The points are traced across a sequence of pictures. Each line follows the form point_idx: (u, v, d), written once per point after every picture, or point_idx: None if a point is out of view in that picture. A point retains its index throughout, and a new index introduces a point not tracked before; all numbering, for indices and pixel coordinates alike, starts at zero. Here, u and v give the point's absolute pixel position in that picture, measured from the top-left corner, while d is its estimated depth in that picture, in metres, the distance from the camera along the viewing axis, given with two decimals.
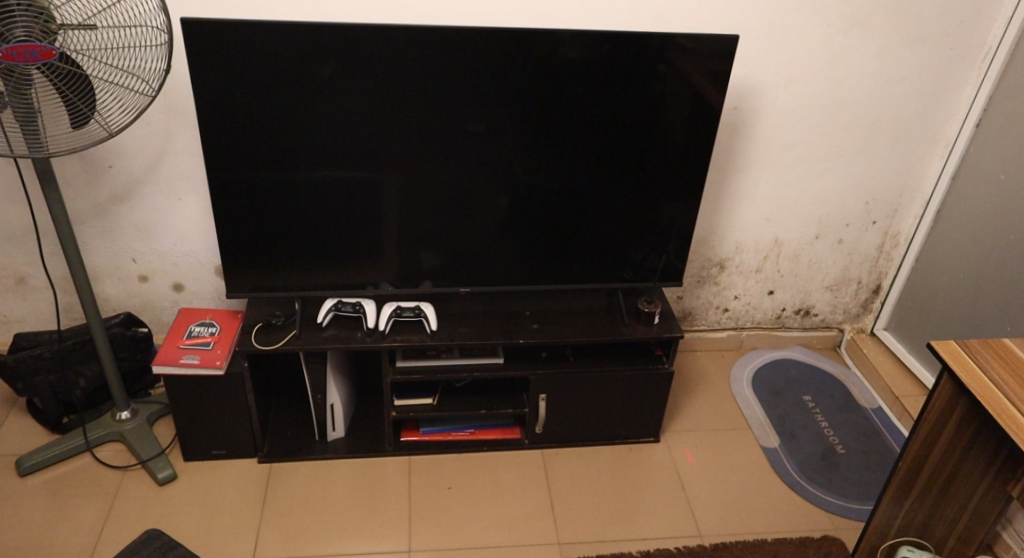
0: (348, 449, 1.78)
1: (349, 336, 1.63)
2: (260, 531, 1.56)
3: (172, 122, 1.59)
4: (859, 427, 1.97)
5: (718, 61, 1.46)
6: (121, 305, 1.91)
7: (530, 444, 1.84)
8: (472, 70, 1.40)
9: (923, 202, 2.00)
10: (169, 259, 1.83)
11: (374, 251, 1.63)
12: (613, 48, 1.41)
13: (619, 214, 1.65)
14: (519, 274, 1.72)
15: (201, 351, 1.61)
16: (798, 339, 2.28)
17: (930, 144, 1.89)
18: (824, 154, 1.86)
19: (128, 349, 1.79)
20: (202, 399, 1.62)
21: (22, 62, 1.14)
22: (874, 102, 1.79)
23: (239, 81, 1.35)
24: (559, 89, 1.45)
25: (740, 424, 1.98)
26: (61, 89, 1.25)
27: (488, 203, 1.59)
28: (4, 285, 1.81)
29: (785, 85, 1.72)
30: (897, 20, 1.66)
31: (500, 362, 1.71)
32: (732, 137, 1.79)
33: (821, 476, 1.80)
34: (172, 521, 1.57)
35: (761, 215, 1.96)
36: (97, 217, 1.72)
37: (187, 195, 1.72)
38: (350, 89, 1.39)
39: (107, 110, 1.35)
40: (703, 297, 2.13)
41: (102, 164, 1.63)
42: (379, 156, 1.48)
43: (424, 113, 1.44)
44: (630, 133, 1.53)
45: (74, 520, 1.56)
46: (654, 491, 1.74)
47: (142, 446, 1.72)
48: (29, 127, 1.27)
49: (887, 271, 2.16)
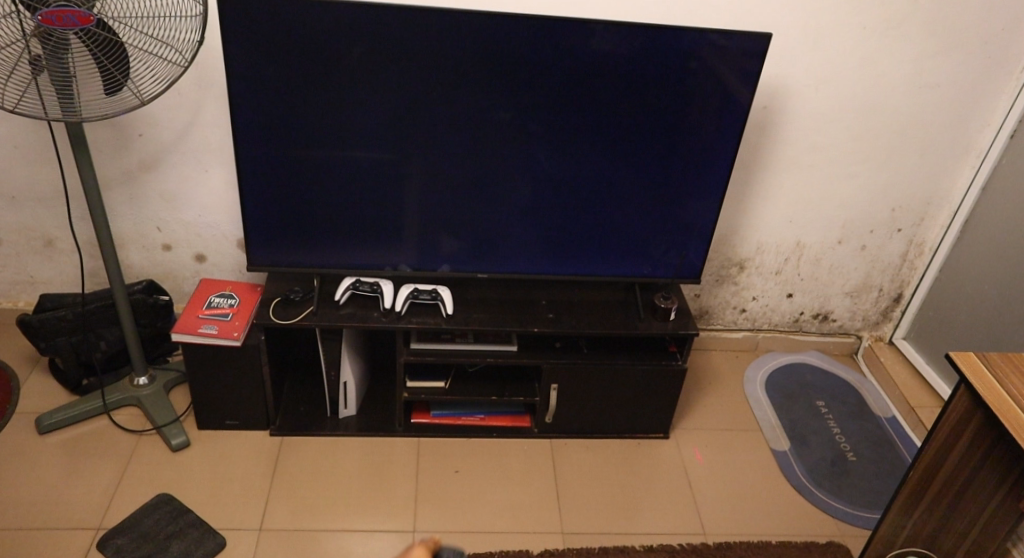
0: (358, 427, 1.80)
1: (365, 316, 1.64)
2: (268, 502, 1.59)
3: (202, 94, 1.61)
4: (871, 436, 1.95)
5: (749, 60, 1.45)
6: (144, 273, 1.94)
7: (539, 433, 1.84)
8: (501, 55, 1.40)
9: (951, 212, 1.97)
10: (193, 230, 1.85)
11: (395, 233, 1.64)
12: (644, 42, 1.41)
13: (640, 207, 1.65)
14: (536, 263, 1.72)
15: (220, 322, 1.63)
16: (815, 344, 2.26)
17: (961, 155, 1.87)
18: (852, 158, 1.84)
19: (149, 315, 1.82)
20: (217, 369, 1.65)
21: (61, 27, 1.17)
22: (905, 108, 1.76)
23: (271, 59, 1.37)
24: (587, 81, 1.45)
25: (751, 425, 1.97)
26: (96, 54, 1.27)
27: (511, 190, 1.59)
28: (31, 246, 1.84)
29: (817, 87, 1.70)
30: (935, 25, 1.63)
31: (513, 349, 1.71)
32: (759, 136, 1.77)
33: (830, 482, 1.79)
34: (183, 486, 1.60)
35: (784, 217, 1.94)
36: (125, 184, 1.75)
37: (214, 167, 1.73)
38: (379, 67, 1.39)
39: (141, 79, 1.37)
40: (721, 296, 2.12)
41: (133, 132, 1.66)
42: (405, 136, 1.49)
43: (454, 95, 1.44)
44: (656, 129, 1.53)
45: (88, 480, 1.59)
46: (659, 487, 1.74)
47: (157, 412, 1.75)
48: (63, 90, 1.29)
49: (909, 280, 2.13)
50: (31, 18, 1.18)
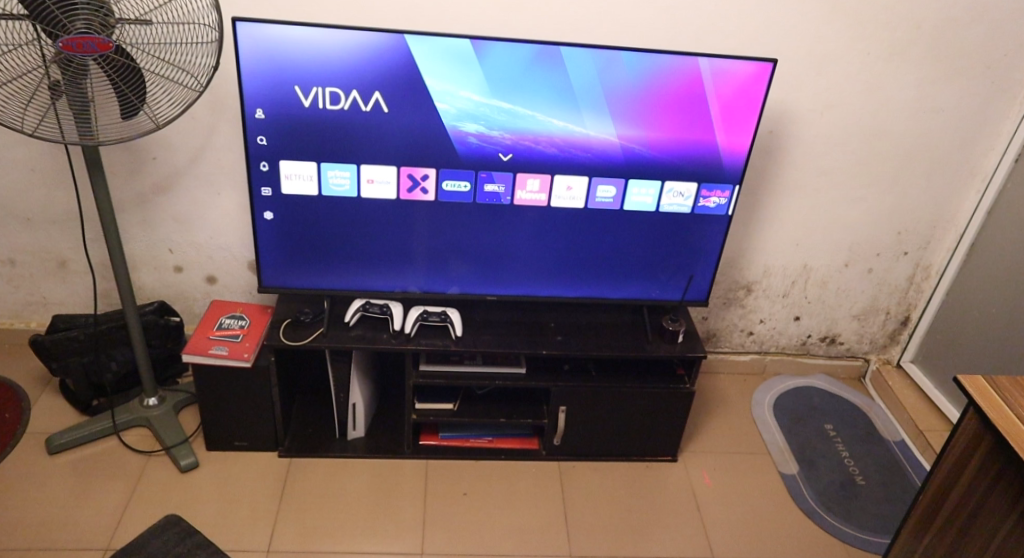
0: (366, 449, 1.80)
1: (375, 338, 1.65)
2: (276, 523, 1.58)
3: (217, 118, 1.63)
4: (880, 460, 1.95)
5: (755, 85, 1.48)
6: (156, 294, 1.95)
7: (547, 456, 1.84)
8: (512, 80, 1.43)
9: (957, 235, 1.98)
10: (204, 252, 1.87)
11: (405, 256, 1.65)
12: (652, 68, 1.44)
13: (648, 231, 1.66)
14: (546, 286, 1.73)
15: (230, 343, 1.64)
16: (822, 367, 2.26)
17: (966, 179, 1.88)
18: (858, 182, 1.86)
19: (160, 336, 1.83)
20: (228, 390, 1.65)
21: (80, 53, 1.20)
22: (910, 132, 1.78)
23: (286, 83, 1.39)
24: (596, 106, 1.47)
25: (759, 448, 1.97)
26: (113, 79, 1.29)
27: (520, 214, 1.61)
28: (45, 268, 1.86)
29: (822, 112, 1.73)
30: (938, 51, 1.65)
31: (521, 372, 1.71)
32: (766, 160, 1.79)
33: (839, 506, 1.78)
34: (191, 507, 1.60)
35: (790, 240, 1.95)
36: (139, 207, 1.77)
37: (226, 190, 1.75)
38: (392, 91, 1.42)
39: (156, 103, 1.40)
40: (728, 319, 2.13)
41: (148, 155, 1.68)
42: (417, 160, 1.51)
43: (464, 120, 1.47)
44: (664, 153, 1.54)
45: (96, 501, 1.59)
46: (667, 510, 1.74)
47: (166, 433, 1.75)
48: (81, 115, 1.32)
49: (916, 303, 2.14)
50: (51, 44, 1.21)
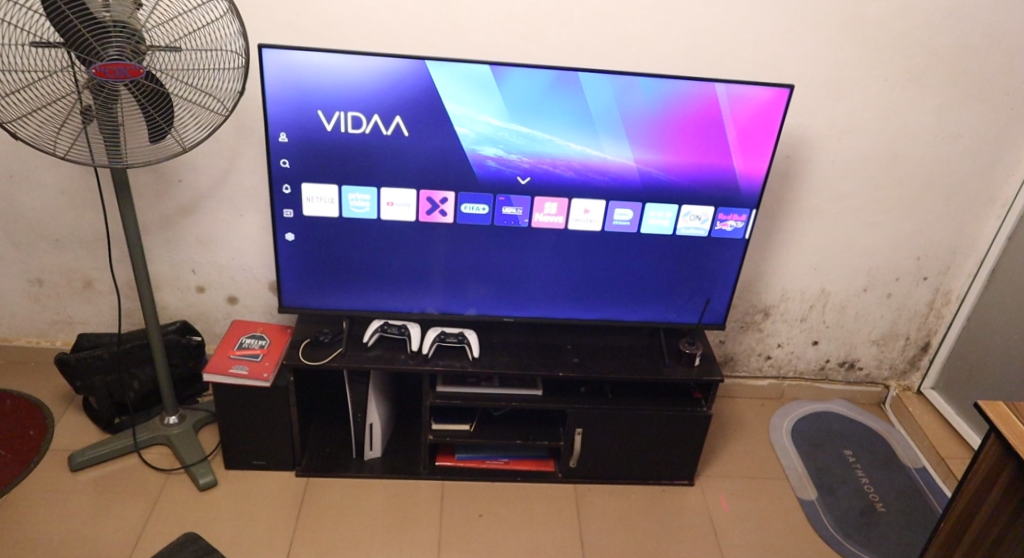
0: (383, 469, 1.80)
1: (393, 358, 1.66)
2: (292, 543, 1.59)
3: (242, 142, 1.67)
4: (900, 486, 1.92)
5: (772, 109, 1.49)
6: (178, 314, 1.98)
7: (564, 478, 1.83)
8: (531, 105, 1.45)
9: (977, 261, 1.97)
10: (226, 272, 1.90)
11: (424, 278, 1.67)
12: (670, 93, 1.45)
13: (664, 255, 1.67)
14: (562, 309, 1.74)
15: (250, 362, 1.66)
16: (841, 392, 2.24)
17: (986, 205, 1.88)
18: (876, 207, 1.86)
19: (181, 355, 1.86)
20: (247, 410, 1.67)
21: (112, 78, 1.23)
22: (928, 157, 1.78)
23: (310, 108, 1.42)
24: (613, 129, 1.49)
25: (777, 473, 1.95)
26: (143, 103, 1.32)
27: (538, 237, 1.62)
28: (71, 287, 1.89)
29: (839, 137, 1.73)
30: (955, 77, 1.66)
31: (538, 394, 1.71)
32: (783, 184, 1.80)
33: (859, 533, 1.76)
34: (209, 526, 1.61)
35: (808, 264, 1.95)
36: (164, 228, 1.80)
37: (249, 212, 1.79)
38: (413, 115, 1.45)
39: (183, 126, 1.42)
40: (745, 343, 2.12)
41: (174, 178, 1.72)
42: (436, 184, 1.53)
43: (483, 143, 1.49)
44: (681, 177, 1.55)
45: (116, 518, 1.60)
46: (685, 535, 1.72)
47: (185, 451, 1.77)
48: (111, 138, 1.35)
49: (936, 329, 2.12)
50: (85, 71, 1.24)
